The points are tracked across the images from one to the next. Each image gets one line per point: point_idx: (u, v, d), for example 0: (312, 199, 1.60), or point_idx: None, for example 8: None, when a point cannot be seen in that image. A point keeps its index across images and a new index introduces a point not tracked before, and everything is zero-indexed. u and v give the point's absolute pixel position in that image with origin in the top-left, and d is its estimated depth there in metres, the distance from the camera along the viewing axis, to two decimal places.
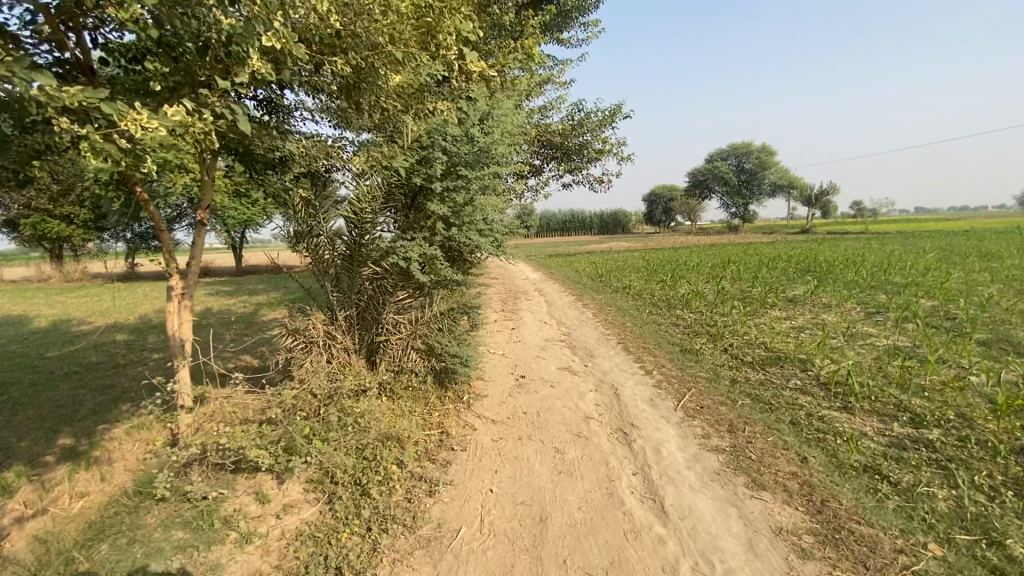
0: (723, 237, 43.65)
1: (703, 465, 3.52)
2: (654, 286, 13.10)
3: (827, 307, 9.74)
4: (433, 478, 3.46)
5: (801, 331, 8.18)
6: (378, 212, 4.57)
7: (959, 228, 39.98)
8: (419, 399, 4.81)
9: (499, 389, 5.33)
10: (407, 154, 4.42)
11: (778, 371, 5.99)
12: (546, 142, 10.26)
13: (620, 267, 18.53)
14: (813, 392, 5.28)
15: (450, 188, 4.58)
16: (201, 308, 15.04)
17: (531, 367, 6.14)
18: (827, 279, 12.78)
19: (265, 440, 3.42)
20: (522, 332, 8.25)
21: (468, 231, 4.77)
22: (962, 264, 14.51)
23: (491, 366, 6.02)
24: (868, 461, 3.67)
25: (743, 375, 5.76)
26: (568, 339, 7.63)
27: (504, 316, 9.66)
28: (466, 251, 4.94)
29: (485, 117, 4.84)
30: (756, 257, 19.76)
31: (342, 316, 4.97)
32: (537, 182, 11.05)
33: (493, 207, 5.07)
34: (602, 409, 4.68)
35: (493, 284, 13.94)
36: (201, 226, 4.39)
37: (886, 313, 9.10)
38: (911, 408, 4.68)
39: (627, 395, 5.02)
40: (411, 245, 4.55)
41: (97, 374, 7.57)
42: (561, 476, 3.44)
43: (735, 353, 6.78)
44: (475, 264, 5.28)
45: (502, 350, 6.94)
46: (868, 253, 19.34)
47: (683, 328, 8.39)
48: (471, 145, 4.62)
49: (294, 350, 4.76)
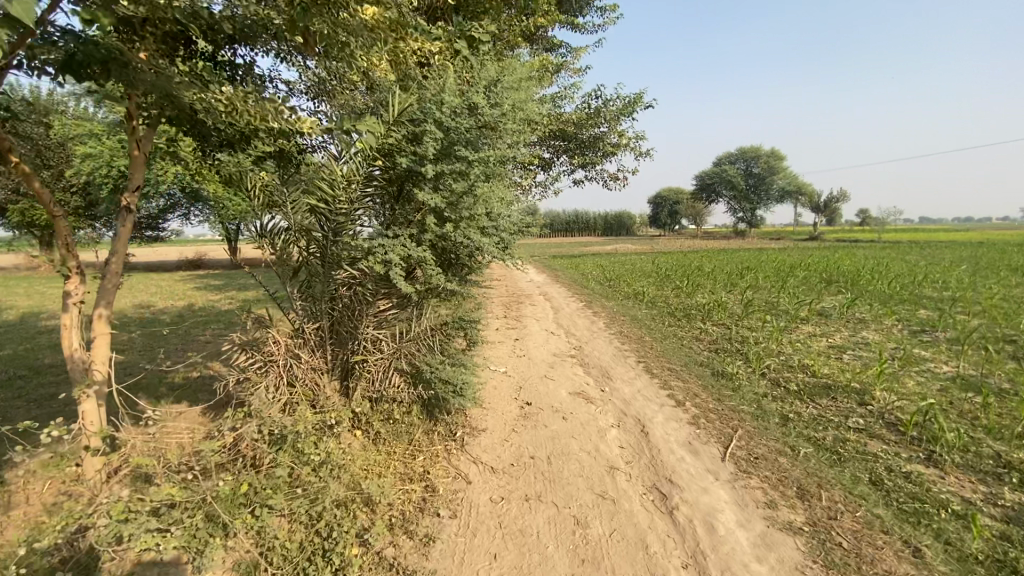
0: (732, 242, 42.50)
1: (779, 557, 2.58)
2: (669, 293, 12.14)
3: (866, 324, 8.74)
4: (410, 569, 2.53)
5: (843, 351, 7.21)
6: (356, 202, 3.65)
7: (975, 238, 38.79)
8: (401, 437, 3.87)
9: (500, 421, 4.39)
10: (393, 128, 3.48)
11: (831, 404, 5.03)
12: (558, 132, 9.28)
13: (630, 271, 17.55)
14: (883, 435, 4.33)
15: (447, 174, 3.64)
16: (184, 304, 14.11)
17: (538, 390, 5.21)
18: (857, 290, 11.80)
19: (181, 511, 2.50)
20: (527, 345, 7.29)
21: (467, 228, 3.81)
22: (1000, 277, 13.49)
23: (490, 390, 5.08)
24: (998, 552, 2.73)
25: (791, 410, 4.80)
26: (579, 355, 6.67)
27: (507, 324, 8.70)
28: (464, 254, 3.99)
29: (491, 86, 3.91)
30: (772, 263, 18.77)
31: (310, 330, 4.05)
32: (547, 177, 10.08)
33: (499, 199, 4.13)
34: (629, 457, 3.74)
35: (496, 287, 12.99)
36: (125, 213, 3.45)
37: (935, 331, 8.09)
38: (1017, 467, 3.74)
39: (657, 437, 4.07)
40: (396, 245, 3.61)
41: (43, 381, 6.63)
42: (585, 569, 2.52)
43: (775, 378, 5.83)
44: (475, 269, 4.33)
45: (504, 369, 5.99)
46: (892, 262, 18.30)
47: (708, 345, 7.42)
48: (473, 120, 3.68)
49: (247, 371, 3.83)
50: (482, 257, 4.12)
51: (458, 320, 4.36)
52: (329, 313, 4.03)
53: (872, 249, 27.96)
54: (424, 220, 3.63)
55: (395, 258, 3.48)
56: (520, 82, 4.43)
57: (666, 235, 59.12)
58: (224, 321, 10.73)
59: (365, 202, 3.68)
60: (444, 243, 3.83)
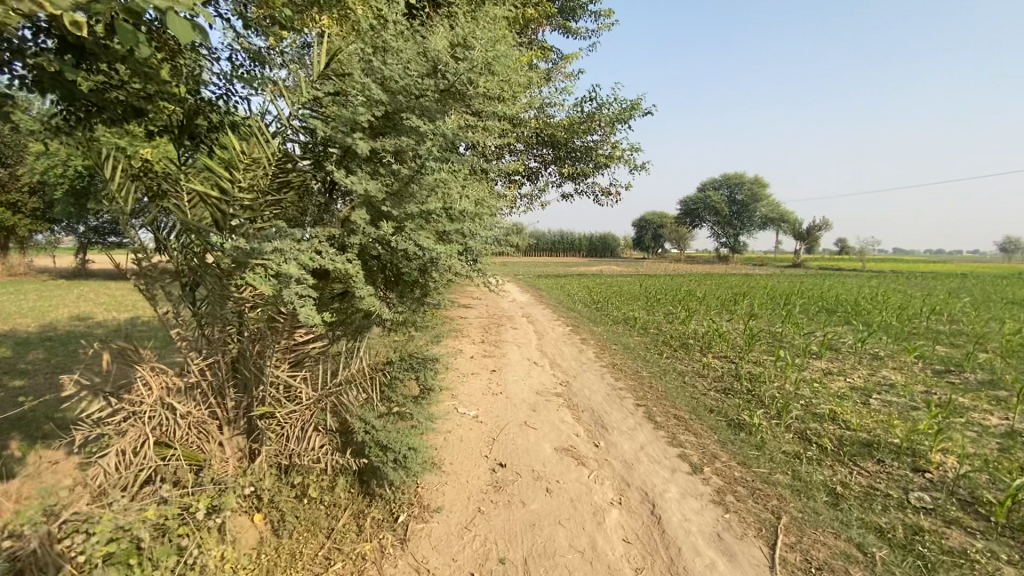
0: (717, 268, 42.35)
1: None
2: (663, 319, 11.19)
3: (885, 362, 7.83)
4: None
5: (869, 395, 6.25)
6: (264, 194, 2.65)
7: (956, 269, 39.04)
8: (314, 527, 2.74)
9: (462, 493, 3.27)
10: (316, 88, 2.54)
11: (880, 471, 4.04)
12: (547, 138, 8.34)
13: (619, 293, 16.66)
14: (965, 521, 3.32)
15: (389, 152, 2.54)
16: (132, 317, 12.78)
17: (515, 444, 4.11)
18: (864, 321, 10.97)
19: None
20: (505, 379, 6.19)
21: (417, 231, 2.62)
22: (1006, 310, 12.82)
23: (453, 446, 3.96)
24: None
25: (835, 480, 3.77)
26: (565, 395, 5.58)
27: (483, 353, 7.60)
28: (411, 268, 2.76)
29: (462, 43, 2.88)
30: (765, 290, 18.08)
31: (198, 370, 2.94)
32: (532, 188, 9.12)
33: (468, 196, 3.02)
34: (639, 562, 2.66)
35: (475, 309, 11.94)
36: None
37: (963, 373, 7.20)
38: None
39: (674, 525, 2.99)
40: (302, 250, 2.28)
41: None
42: None
43: (802, 430, 4.83)
44: (431, 291, 3.18)
45: (475, 411, 4.88)
46: (887, 291, 17.75)
47: (714, 383, 6.41)
48: (432, 79, 2.60)
49: (102, 428, 2.72)
50: (439, 274, 2.94)
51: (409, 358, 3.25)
52: (225, 348, 2.93)
53: (862, 278, 27.51)
54: (351, 215, 2.46)
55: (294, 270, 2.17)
56: (499, 48, 3.41)
57: (650, 259, 58.92)
58: (165, 339, 9.47)
59: (279, 193, 2.72)
60: (383, 253, 2.62)
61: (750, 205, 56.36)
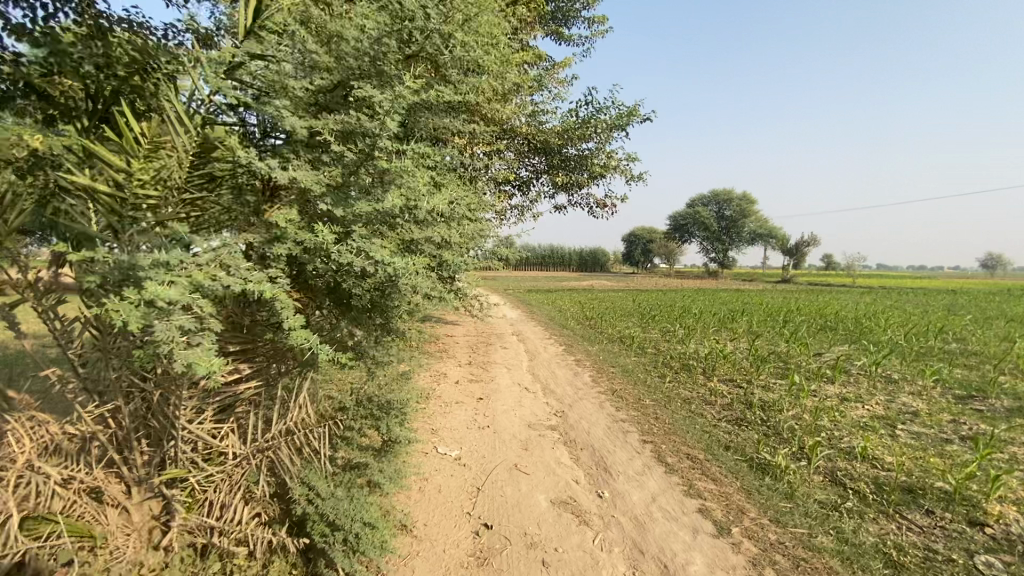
0: (707, 284, 42.06)
1: None
2: (661, 338, 10.62)
3: (902, 386, 7.28)
4: None
5: (893, 425, 5.68)
6: (176, 190, 2.07)
7: (943, 286, 39.16)
8: None
9: (436, 570, 2.60)
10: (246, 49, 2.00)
11: (932, 527, 3.44)
12: (539, 145, 7.80)
13: (613, 309, 16.11)
14: None
15: (331, 133, 1.94)
16: None
17: (502, 496, 3.44)
18: (870, 340, 10.47)
19: None
20: (493, 409, 5.52)
21: (370, 240, 1.99)
22: (1013, 329, 12.40)
23: (428, 501, 3.29)
24: None
25: (886, 541, 3.16)
26: (561, 428, 4.93)
27: (469, 377, 6.94)
28: (361, 287, 2.14)
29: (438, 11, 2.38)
30: (760, 306, 17.64)
31: (94, 420, 2.32)
32: (524, 199, 8.55)
33: (439, 195, 2.44)
34: None
35: (464, 327, 11.29)
36: None
37: (988, 399, 6.68)
38: None
39: None
40: (202, 263, 1.67)
41: None
42: None
43: (832, 472, 4.23)
44: (396, 315, 2.57)
45: (458, 452, 4.21)
46: (884, 308, 17.43)
47: (723, 412, 5.81)
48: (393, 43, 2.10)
49: None
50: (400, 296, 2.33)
51: (368, 401, 2.61)
52: (130, 390, 2.30)
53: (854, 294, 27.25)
54: (271, 214, 1.85)
55: (174, 294, 1.52)
56: (483, 22, 2.81)
57: (640, 274, 58.72)
58: None
59: (197, 189, 2.16)
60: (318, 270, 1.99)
61: (739, 220, 56.49)
